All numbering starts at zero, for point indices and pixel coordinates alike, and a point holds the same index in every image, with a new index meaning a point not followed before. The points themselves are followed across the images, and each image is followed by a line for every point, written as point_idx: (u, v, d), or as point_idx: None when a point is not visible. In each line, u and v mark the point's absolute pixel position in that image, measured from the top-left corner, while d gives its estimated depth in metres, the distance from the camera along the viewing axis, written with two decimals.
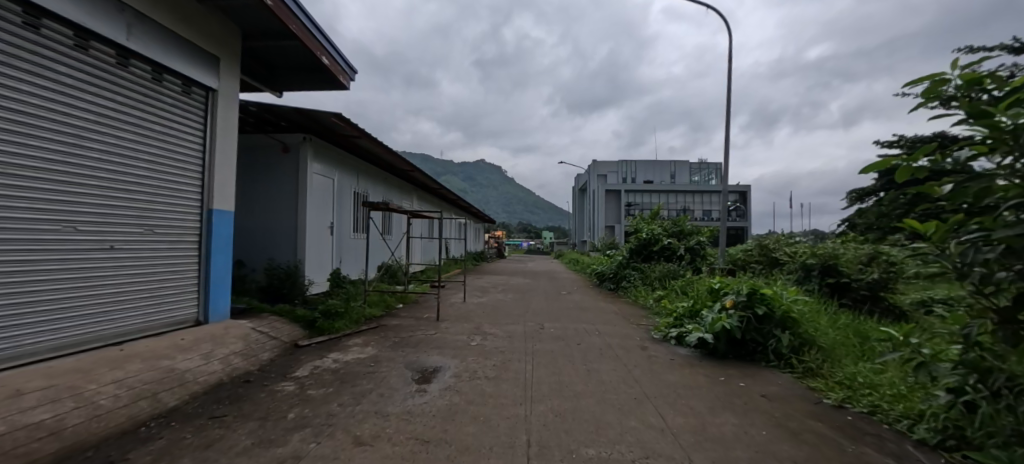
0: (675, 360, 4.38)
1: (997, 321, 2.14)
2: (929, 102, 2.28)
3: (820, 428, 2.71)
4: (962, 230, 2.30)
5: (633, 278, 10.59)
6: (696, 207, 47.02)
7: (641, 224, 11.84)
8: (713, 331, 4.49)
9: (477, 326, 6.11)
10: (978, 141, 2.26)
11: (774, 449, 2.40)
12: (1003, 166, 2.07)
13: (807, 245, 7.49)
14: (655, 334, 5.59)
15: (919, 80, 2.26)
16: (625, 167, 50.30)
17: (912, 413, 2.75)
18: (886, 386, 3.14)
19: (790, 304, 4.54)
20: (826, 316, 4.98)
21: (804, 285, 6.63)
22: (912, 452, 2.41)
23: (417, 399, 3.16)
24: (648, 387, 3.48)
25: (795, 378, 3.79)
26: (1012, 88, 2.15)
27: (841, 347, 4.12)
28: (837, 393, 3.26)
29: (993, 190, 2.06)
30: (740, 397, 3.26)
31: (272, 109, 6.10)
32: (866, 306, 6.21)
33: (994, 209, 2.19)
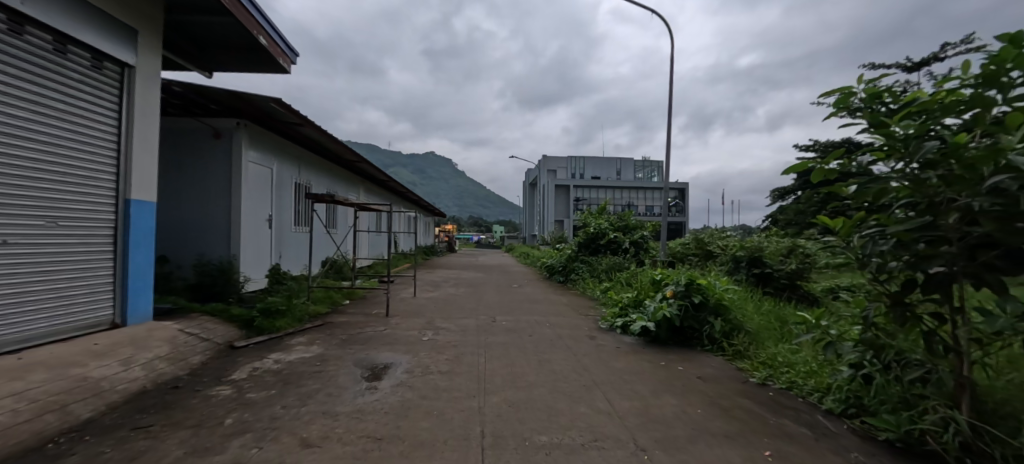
0: (621, 348, 4.61)
1: (888, 304, 2.48)
2: (840, 111, 2.59)
3: (747, 405, 3.00)
4: (863, 225, 2.64)
5: (582, 271, 10.95)
6: (640, 203, 49.31)
7: (589, 218, 12.23)
8: (656, 319, 4.80)
9: (428, 321, 6.04)
10: (877, 148, 2.58)
11: (708, 425, 2.62)
12: (896, 170, 2.39)
13: (737, 239, 8.17)
14: (603, 324, 5.84)
15: (832, 91, 2.56)
16: (574, 163, 51.57)
17: (822, 387, 3.11)
18: (801, 363, 3.52)
19: (723, 292, 4.93)
20: (753, 303, 5.46)
21: (734, 275, 7.21)
22: (822, 421, 2.74)
23: (368, 397, 3.09)
24: (596, 374, 3.65)
25: (726, 360, 4.15)
26: (904, 102, 2.50)
27: (765, 330, 4.56)
28: (762, 372, 3.61)
29: (888, 191, 2.39)
30: (678, 380, 3.52)
31: (200, 91, 5.61)
32: (785, 293, 6.89)
33: (888, 207, 2.54)
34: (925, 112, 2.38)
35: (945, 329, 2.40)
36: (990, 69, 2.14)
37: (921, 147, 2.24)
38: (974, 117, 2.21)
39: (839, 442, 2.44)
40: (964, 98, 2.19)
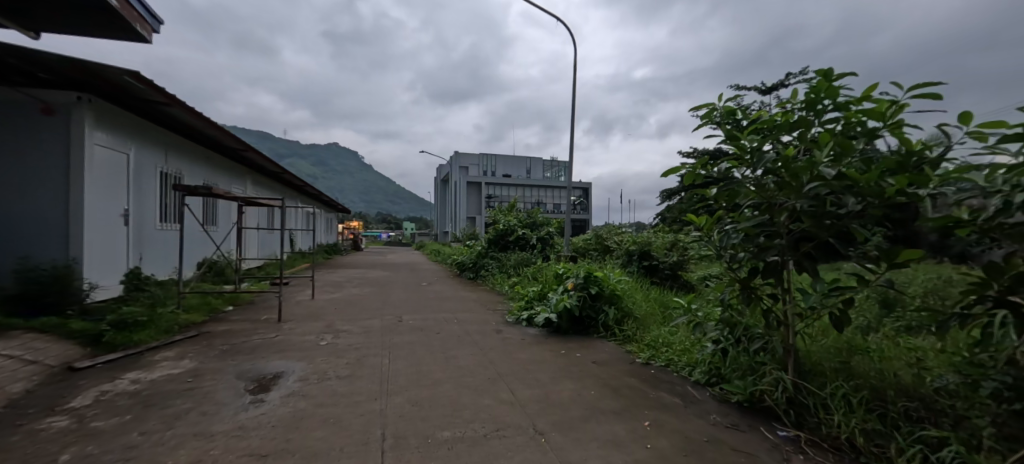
0: (526, 340, 4.79)
1: (740, 288, 2.96)
2: (706, 124, 3.01)
3: (633, 382, 3.34)
4: (722, 222, 3.12)
5: (491, 267, 11.12)
6: (547, 201, 51.51)
7: (499, 215, 12.47)
8: (558, 310, 5.09)
9: (327, 324, 5.64)
10: (732, 157, 3.03)
11: (598, 404, 2.87)
12: (745, 176, 2.86)
13: (630, 235, 9.00)
14: (510, 317, 6.01)
15: (700, 107, 2.97)
16: (485, 160, 51.98)
17: (691, 361, 3.58)
18: (676, 343, 4.01)
19: (615, 283, 5.40)
20: (641, 292, 6.06)
21: (627, 267, 7.94)
22: (691, 391, 3.16)
23: (252, 411, 2.80)
24: (501, 366, 3.76)
25: (617, 344, 4.56)
26: (752, 119, 2.98)
27: (650, 315, 5.10)
28: (646, 353, 4.04)
29: (740, 193, 2.85)
30: (576, 366, 3.78)
31: (21, 55, 4.52)
32: (668, 282, 7.77)
33: (740, 207, 3.03)
34: (766, 129, 2.88)
35: (778, 307, 2.94)
36: (811, 96, 2.65)
37: (762, 158, 2.71)
38: (799, 135, 2.73)
39: (703, 408, 2.84)
40: (793, 119, 2.68)
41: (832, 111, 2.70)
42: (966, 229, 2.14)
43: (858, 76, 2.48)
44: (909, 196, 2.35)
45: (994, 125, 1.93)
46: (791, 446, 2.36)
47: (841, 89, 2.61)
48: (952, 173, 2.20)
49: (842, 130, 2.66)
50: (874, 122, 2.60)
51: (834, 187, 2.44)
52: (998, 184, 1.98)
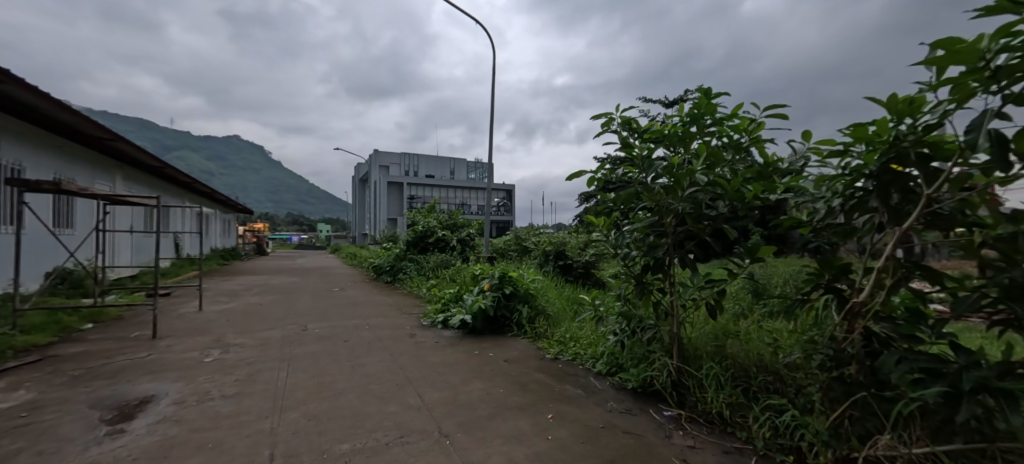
0: (440, 343, 4.73)
1: (634, 283, 3.23)
2: (604, 131, 3.22)
3: (540, 378, 3.47)
4: (619, 223, 3.37)
5: (409, 269, 10.79)
6: (471, 202, 51.41)
7: (418, 217, 12.17)
8: (472, 311, 5.10)
9: (216, 339, 5.04)
10: (628, 163, 3.29)
11: (506, 401, 2.94)
12: (638, 181, 3.12)
13: (548, 236, 9.35)
14: (425, 321, 5.89)
15: (600, 115, 3.17)
16: (406, 160, 50.39)
17: (595, 354, 3.82)
18: (583, 337, 4.24)
19: (529, 282, 5.56)
20: (554, 290, 6.31)
21: (543, 267, 8.23)
22: (594, 382, 3.37)
23: (107, 445, 2.41)
24: (411, 371, 3.67)
25: (529, 341, 4.70)
26: (644, 129, 3.25)
27: (561, 312, 5.32)
28: (555, 348, 4.22)
29: (634, 197, 3.10)
30: (488, 365, 3.82)
31: None
32: (581, 280, 8.19)
33: (634, 209, 3.30)
34: (656, 139, 3.16)
35: (666, 299, 3.26)
36: (692, 112, 2.96)
37: (652, 165, 2.98)
38: (683, 145, 3.05)
39: (602, 396, 3.05)
40: (678, 131, 2.98)
41: (709, 126, 3.06)
42: (804, 229, 2.57)
43: (729, 96, 2.84)
44: (764, 201, 2.75)
45: (823, 142, 2.35)
46: (672, 423, 2.65)
47: (716, 107, 2.96)
48: (795, 181, 2.62)
49: (716, 143, 3.04)
50: (739, 136, 2.99)
51: (708, 192, 2.76)
52: (825, 191, 2.41)
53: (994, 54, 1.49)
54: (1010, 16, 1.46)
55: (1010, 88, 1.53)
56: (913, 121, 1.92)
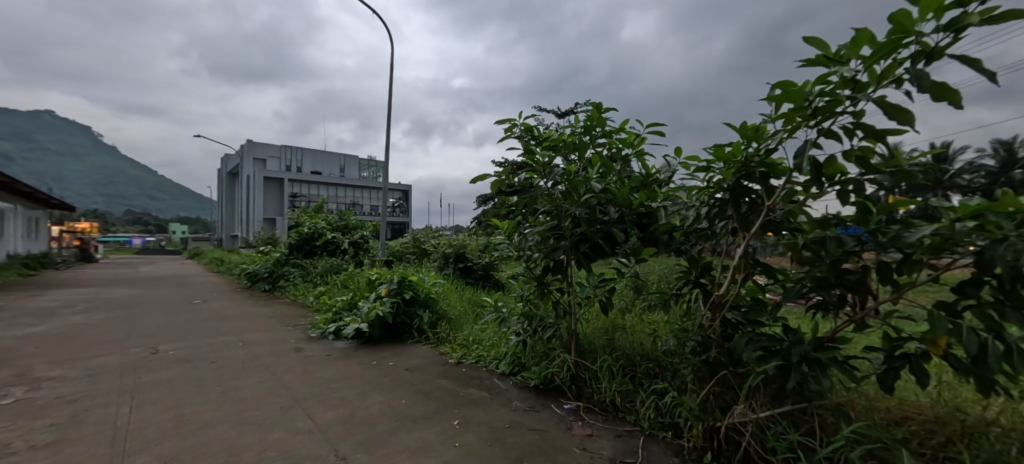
0: (332, 356, 4.35)
1: (535, 284, 3.36)
2: (507, 137, 3.29)
3: (444, 383, 3.40)
4: (521, 226, 3.47)
5: (292, 276, 9.73)
6: (364, 202, 48.50)
7: (303, 217, 11.05)
8: (369, 320, 4.78)
9: (18, 374, 3.91)
10: (530, 168, 3.40)
11: (409, 411, 2.82)
12: (538, 186, 3.25)
13: (447, 239, 9.29)
14: (313, 332, 5.35)
15: (503, 121, 3.23)
16: (287, 154, 45.48)
17: (498, 355, 3.87)
18: (485, 339, 4.27)
19: (430, 286, 5.43)
20: (455, 293, 6.26)
21: (443, 270, 8.16)
22: (498, 383, 3.42)
23: None
24: (298, 390, 3.30)
25: (431, 347, 4.59)
26: (544, 137, 3.40)
27: (462, 315, 5.29)
28: (458, 352, 4.19)
29: (536, 201, 3.23)
30: (387, 375, 3.63)
31: None
32: (481, 282, 8.29)
33: (535, 212, 3.43)
34: (555, 147, 3.34)
35: (564, 298, 3.45)
36: (587, 123, 3.20)
37: (552, 171, 3.13)
38: (579, 154, 3.27)
39: (507, 396, 3.12)
40: (575, 141, 3.18)
41: (600, 137, 3.33)
42: (678, 232, 2.95)
43: (617, 112, 3.13)
44: (647, 207, 3.08)
45: (692, 158, 2.71)
46: (572, 415, 2.82)
47: (606, 121, 3.24)
48: (671, 191, 2.98)
49: (606, 153, 3.32)
50: (626, 149, 3.31)
51: (600, 198, 3.00)
52: (694, 200, 2.79)
53: (814, 97, 1.86)
54: (824, 68, 1.83)
55: (822, 124, 1.93)
56: (758, 145, 2.32)
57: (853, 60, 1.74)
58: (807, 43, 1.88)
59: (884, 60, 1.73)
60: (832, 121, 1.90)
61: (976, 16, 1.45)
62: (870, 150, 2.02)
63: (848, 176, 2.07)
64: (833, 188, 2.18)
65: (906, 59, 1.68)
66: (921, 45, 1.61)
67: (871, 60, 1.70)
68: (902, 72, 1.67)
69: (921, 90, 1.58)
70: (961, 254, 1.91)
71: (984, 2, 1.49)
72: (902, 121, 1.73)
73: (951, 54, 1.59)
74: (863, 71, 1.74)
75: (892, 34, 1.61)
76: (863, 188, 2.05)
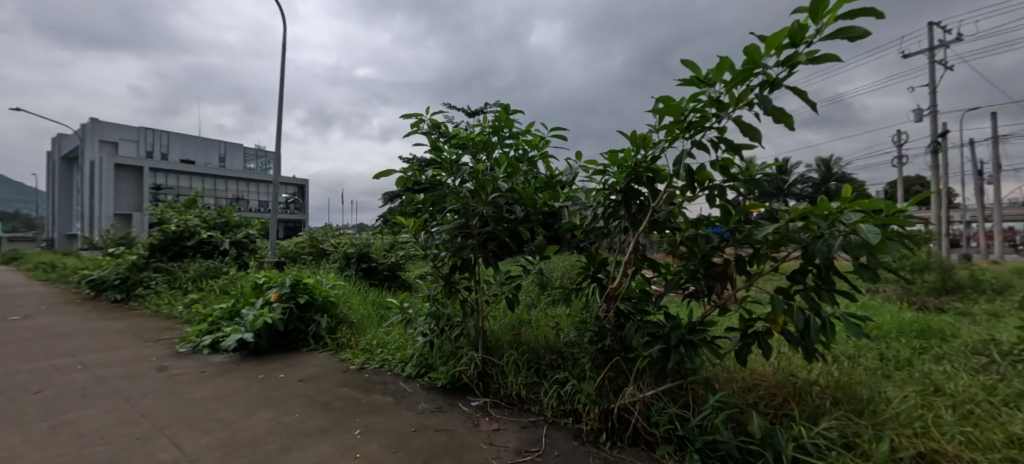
0: (208, 372, 3.81)
1: (443, 283, 3.32)
2: (414, 133, 3.20)
3: (343, 392, 3.19)
4: (428, 225, 3.39)
5: (155, 282, 8.28)
6: (250, 197, 43.29)
7: (170, 213, 9.47)
8: (255, 329, 4.27)
9: None
10: (437, 166, 3.35)
11: (303, 426, 2.60)
12: (446, 184, 3.21)
13: (349, 238, 8.75)
14: (182, 347, 4.62)
15: (410, 116, 3.13)
16: (149, 138, 38.63)
17: (404, 358, 3.74)
18: (390, 342, 4.11)
19: (329, 289, 5.04)
20: (357, 295, 5.91)
21: (345, 271, 7.65)
22: (404, 386, 3.32)
23: None
24: (162, 416, 2.83)
25: (329, 354, 4.27)
26: (453, 135, 3.37)
27: (366, 318, 5.02)
28: (360, 358, 3.96)
29: (443, 199, 3.19)
30: (277, 389, 3.29)
31: None
32: (386, 283, 7.95)
33: (443, 211, 3.38)
34: (463, 146, 3.33)
35: (471, 296, 3.46)
36: (496, 124, 3.27)
37: (460, 170, 3.12)
38: (486, 154, 3.30)
39: (412, 399, 3.04)
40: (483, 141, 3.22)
41: (508, 138, 3.42)
42: (578, 231, 3.15)
43: (523, 114, 3.24)
44: (550, 207, 3.24)
45: (590, 162, 2.92)
46: (479, 412, 2.85)
47: (513, 122, 3.34)
48: (571, 192, 3.17)
49: (513, 154, 3.42)
50: (532, 151, 3.45)
51: (507, 198, 3.07)
52: (592, 201, 3.00)
53: (688, 112, 2.13)
54: (696, 88, 2.10)
55: (695, 136, 2.22)
56: (644, 153, 2.58)
57: (717, 83, 2.03)
58: (683, 65, 2.14)
59: (740, 86, 2.04)
60: (701, 135, 2.19)
61: (803, 56, 1.79)
62: (730, 161, 2.37)
63: (714, 183, 2.40)
64: (703, 193, 2.52)
65: (755, 87, 2.00)
66: (766, 76, 1.93)
67: (730, 85, 1.99)
68: (752, 97, 2.00)
69: (766, 113, 1.90)
70: (793, 248, 2.35)
71: (809, 46, 1.84)
72: (752, 138, 2.06)
73: (787, 85, 1.94)
74: (725, 93, 2.04)
75: (745, 64, 1.91)
76: (725, 193, 2.40)
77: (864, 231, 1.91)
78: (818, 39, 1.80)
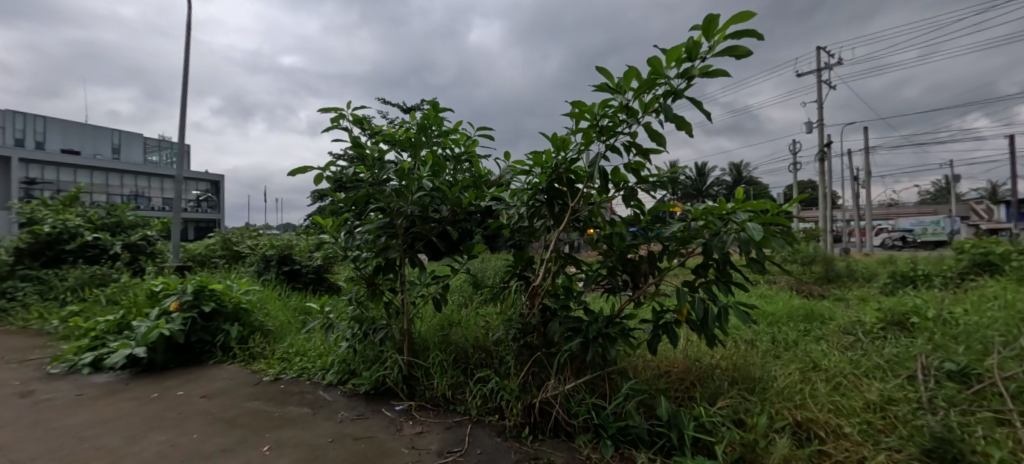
0: (87, 394, 3.32)
1: (365, 285, 3.19)
2: (333, 128, 3.02)
3: (253, 407, 2.95)
4: (349, 225, 3.24)
5: (22, 293, 7.05)
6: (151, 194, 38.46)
7: (42, 212, 8.12)
8: (149, 342, 3.80)
9: None
10: (359, 164, 3.19)
11: (202, 447, 2.37)
12: (368, 182, 3.08)
13: (268, 239, 8.11)
14: (54, 367, 3.98)
15: (329, 110, 2.96)
16: (16, 124, 32.81)
17: (324, 365, 3.55)
18: (310, 349, 3.87)
19: (241, 295, 4.62)
20: (275, 300, 5.49)
21: (263, 276, 7.08)
22: (323, 396, 3.14)
23: None
24: (21, 449, 2.42)
25: (240, 366, 3.92)
26: (377, 132, 3.25)
27: (284, 325, 4.68)
28: (275, 368, 3.69)
29: (366, 198, 3.06)
30: (173, 408, 2.96)
31: None
32: (311, 287, 7.49)
33: (366, 210, 3.25)
34: (387, 143, 3.23)
35: (396, 298, 3.37)
36: (423, 122, 3.23)
37: (383, 168, 3.01)
38: (413, 152, 3.23)
39: (331, 408, 2.89)
40: (409, 139, 3.14)
41: (435, 136, 3.37)
42: (505, 230, 3.19)
43: (451, 113, 3.23)
44: (477, 206, 3.24)
45: (516, 162, 2.97)
46: (403, 416, 2.78)
47: (441, 120, 3.31)
48: (498, 192, 3.21)
49: (441, 153, 3.38)
50: (459, 150, 3.44)
51: (432, 197, 3.02)
52: (517, 201, 3.06)
53: (602, 117, 2.24)
54: (608, 95, 2.22)
55: (608, 140, 2.34)
56: (565, 155, 2.68)
57: (626, 91, 2.16)
58: (597, 72, 2.24)
59: (647, 94, 2.19)
60: (614, 139, 2.32)
61: (697, 70, 1.96)
62: (641, 165, 2.54)
63: (627, 185, 2.56)
64: (618, 193, 2.67)
65: (660, 96, 2.16)
66: (669, 86, 2.09)
67: (638, 93, 2.13)
68: (657, 106, 2.15)
69: (668, 121, 2.05)
70: (696, 245, 2.57)
71: (703, 61, 2.02)
72: (658, 143, 2.23)
73: (686, 96, 2.11)
74: (633, 100, 2.17)
75: (650, 74, 2.05)
76: (637, 194, 2.57)
77: (750, 229, 2.15)
78: (711, 55, 1.98)
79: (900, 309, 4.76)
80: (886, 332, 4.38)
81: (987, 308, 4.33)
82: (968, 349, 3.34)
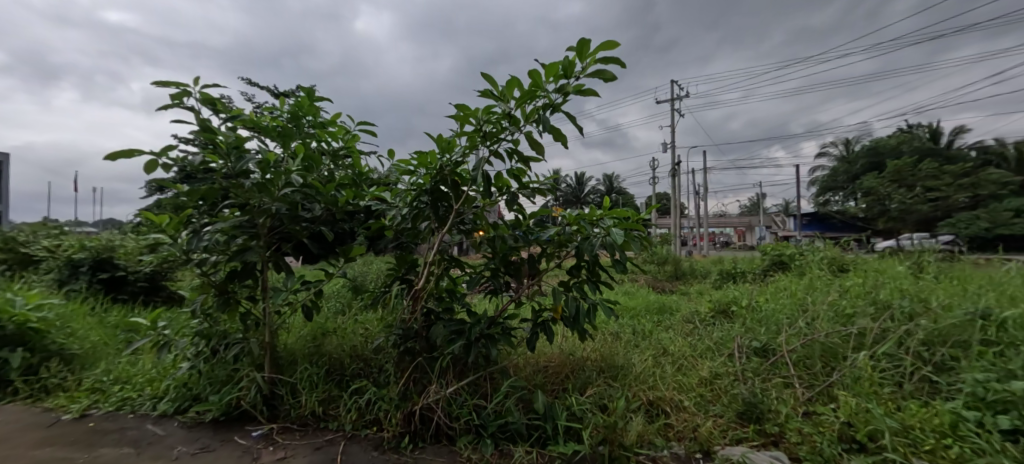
0: None
1: (214, 294, 2.72)
2: (174, 106, 2.50)
3: (46, 455, 2.30)
4: (193, 223, 2.73)
5: None
6: None
7: None
8: None
9: None
10: (209, 152, 2.70)
11: None
12: (221, 174, 2.63)
13: (78, 239, 6.44)
14: None
15: (168, 84, 2.43)
16: None
17: (157, 393, 2.95)
18: (138, 375, 3.18)
19: (28, 312, 3.57)
20: (86, 316, 4.38)
21: (68, 285, 5.60)
22: (153, 430, 2.60)
23: None
24: None
25: (26, 404, 3.03)
26: (234, 116, 2.80)
27: (97, 348, 3.76)
28: (83, 401, 2.94)
29: (217, 192, 2.61)
30: None
31: None
32: (141, 298, 6.17)
33: (217, 206, 2.78)
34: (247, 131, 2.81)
35: (256, 308, 2.96)
36: (293, 110, 2.91)
37: (242, 158, 2.61)
38: (279, 143, 2.88)
39: (163, 445, 2.41)
40: (276, 127, 2.79)
41: (309, 127, 3.07)
42: (387, 231, 3.04)
43: (328, 103, 2.98)
44: (355, 206, 3.02)
45: (400, 161, 2.86)
46: (262, 442, 2.45)
47: (317, 111, 3.04)
48: (378, 191, 3.04)
49: (315, 145, 3.09)
50: (335, 144, 3.17)
51: (303, 193, 2.73)
52: (399, 201, 2.94)
53: (486, 122, 2.28)
54: (491, 102, 2.27)
55: (492, 146, 2.40)
56: (449, 157, 2.66)
57: (509, 100, 2.24)
58: (483, 77, 2.28)
59: (528, 104, 2.30)
60: (496, 145, 2.38)
61: (572, 87, 2.13)
62: (521, 171, 2.66)
63: (508, 190, 2.65)
64: (501, 198, 2.76)
65: (540, 107, 2.28)
66: (547, 99, 2.23)
67: (520, 103, 2.22)
68: (536, 116, 2.28)
69: (546, 132, 2.19)
70: (570, 247, 2.78)
71: (577, 80, 2.21)
72: (538, 152, 2.35)
73: (562, 110, 2.27)
74: (516, 109, 2.26)
75: (531, 86, 2.16)
76: (517, 199, 2.68)
77: (613, 233, 2.40)
78: (583, 75, 2.17)
79: (724, 300, 5.83)
80: (715, 319, 5.33)
81: (780, 297, 5.55)
82: (767, 329, 4.25)
